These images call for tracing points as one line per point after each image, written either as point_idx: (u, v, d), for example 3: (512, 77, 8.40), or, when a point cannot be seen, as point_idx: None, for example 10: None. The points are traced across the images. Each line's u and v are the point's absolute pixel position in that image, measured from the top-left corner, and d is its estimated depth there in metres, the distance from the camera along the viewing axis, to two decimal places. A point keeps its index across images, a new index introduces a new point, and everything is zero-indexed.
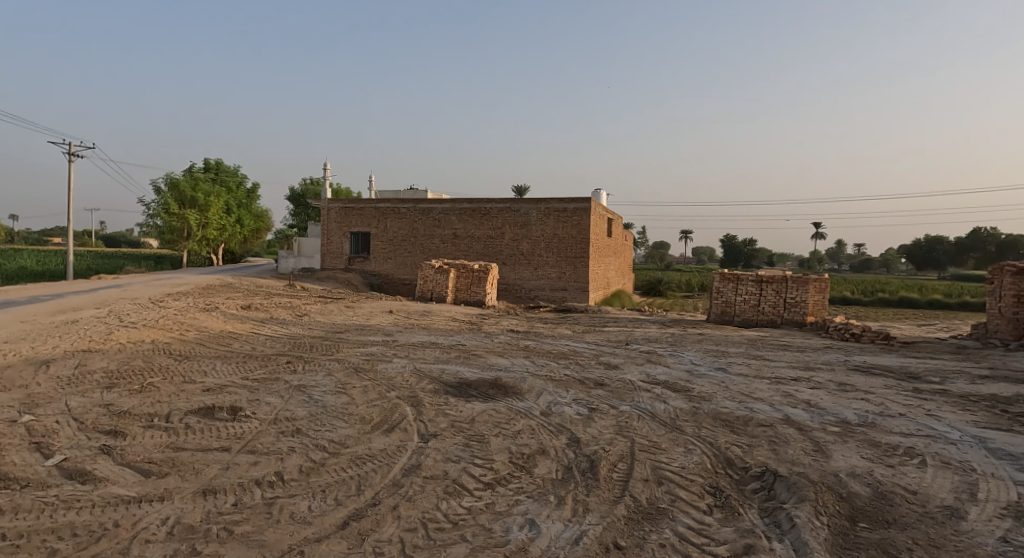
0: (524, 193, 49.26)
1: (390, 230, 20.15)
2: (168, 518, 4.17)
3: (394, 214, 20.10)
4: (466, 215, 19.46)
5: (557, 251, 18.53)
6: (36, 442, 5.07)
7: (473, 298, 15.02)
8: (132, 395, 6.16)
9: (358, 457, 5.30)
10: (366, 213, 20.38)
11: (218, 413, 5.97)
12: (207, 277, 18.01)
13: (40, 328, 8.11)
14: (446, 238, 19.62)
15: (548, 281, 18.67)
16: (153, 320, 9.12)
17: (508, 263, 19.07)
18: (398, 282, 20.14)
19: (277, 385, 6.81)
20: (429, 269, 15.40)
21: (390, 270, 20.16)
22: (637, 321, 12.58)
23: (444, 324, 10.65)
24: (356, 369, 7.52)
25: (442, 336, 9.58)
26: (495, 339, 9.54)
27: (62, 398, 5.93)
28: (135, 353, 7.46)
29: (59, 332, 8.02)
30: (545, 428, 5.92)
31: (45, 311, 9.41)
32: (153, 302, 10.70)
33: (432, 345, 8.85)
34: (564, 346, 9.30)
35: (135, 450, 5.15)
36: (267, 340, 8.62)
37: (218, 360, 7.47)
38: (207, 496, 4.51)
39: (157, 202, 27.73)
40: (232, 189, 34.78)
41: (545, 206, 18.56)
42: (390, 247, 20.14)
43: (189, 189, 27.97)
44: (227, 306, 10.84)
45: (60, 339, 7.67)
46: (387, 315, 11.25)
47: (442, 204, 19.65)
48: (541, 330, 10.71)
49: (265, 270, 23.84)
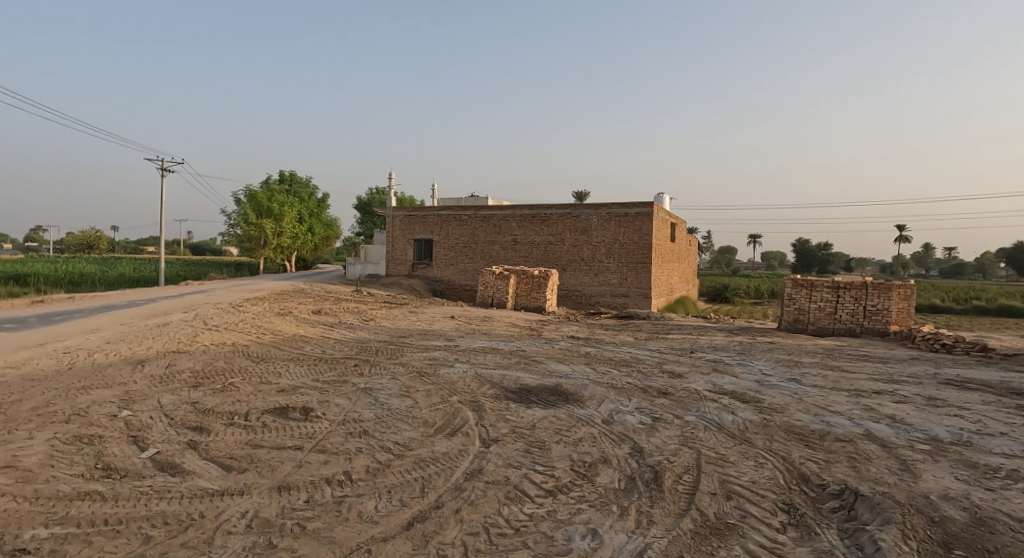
0: (586, 198, 48.92)
1: (453, 236, 20.53)
2: (247, 512, 4.48)
3: (456, 221, 20.48)
4: (526, 221, 19.55)
5: (618, 257, 18.28)
6: (133, 435, 5.51)
7: (533, 304, 15.05)
8: (216, 394, 6.56)
9: (422, 459, 5.43)
10: (429, 220, 20.87)
11: (291, 413, 6.27)
12: (280, 283, 19.01)
13: (137, 330, 8.82)
14: (507, 244, 19.78)
15: (609, 287, 18.45)
16: (232, 324, 9.69)
17: (569, 269, 18.98)
18: (459, 288, 20.46)
19: (345, 388, 7.06)
20: (489, 276, 15.52)
21: (452, 276, 20.55)
22: (703, 329, 12.20)
23: (505, 330, 10.71)
24: (419, 373, 7.68)
25: (503, 342, 9.64)
26: (556, 346, 9.49)
27: (156, 395, 6.39)
28: (218, 354, 7.96)
29: (152, 334, 8.68)
30: (607, 437, 5.83)
31: (140, 315, 10.21)
32: (233, 307, 11.38)
33: (493, 351, 8.93)
34: (626, 353, 9.14)
35: (217, 446, 5.50)
36: (336, 344, 8.98)
37: (291, 362, 7.85)
38: (282, 492, 4.79)
39: (237, 212, 29.56)
40: (304, 200, 36.38)
41: (605, 211, 18.40)
42: (452, 253, 20.53)
43: (266, 199, 29.62)
44: (299, 311, 11.35)
45: (153, 340, 8.30)
46: (450, 321, 11.47)
47: (503, 210, 19.83)
48: (603, 337, 10.57)
49: (332, 276, 24.95)
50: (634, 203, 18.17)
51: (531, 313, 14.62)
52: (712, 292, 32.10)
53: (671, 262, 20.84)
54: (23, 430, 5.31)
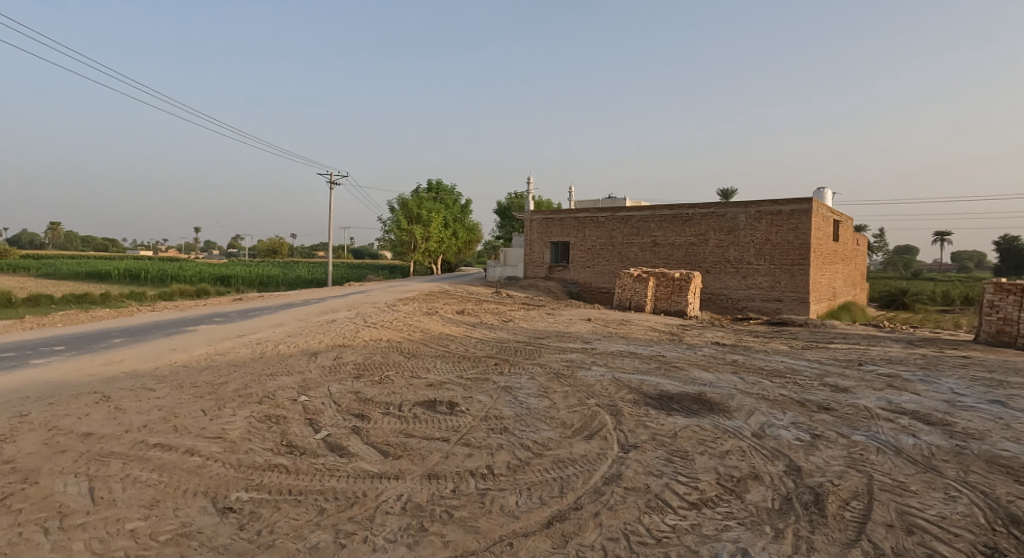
0: (732, 197, 45.80)
1: (590, 239, 20.60)
2: (402, 495, 4.88)
3: (593, 223, 20.52)
4: (666, 221, 18.95)
5: (770, 258, 16.99)
6: (310, 418, 6.28)
7: (673, 307, 14.52)
8: (375, 386, 7.23)
9: (561, 460, 5.50)
10: (567, 223, 21.19)
11: (439, 406, 6.71)
12: (428, 285, 20.51)
13: (311, 325, 10.05)
14: (645, 246, 19.34)
15: (758, 290, 17.21)
16: (387, 321, 10.64)
17: (712, 271, 18.04)
18: (595, 290, 20.44)
19: (487, 385, 7.39)
20: (627, 278, 15.32)
21: (588, 278, 20.61)
22: (875, 338, 10.84)
23: (644, 334, 10.45)
24: (557, 375, 7.78)
25: (642, 346, 9.42)
26: (699, 352, 9.04)
27: (327, 384, 7.21)
28: (375, 348, 8.78)
29: (323, 328, 9.83)
30: (758, 451, 5.43)
31: (313, 311, 11.65)
32: (388, 306, 12.48)
33: (631, 355, 8.76)
34: (780, 363, 8.42)
35: (377, 432, 6.07)
36: (477, 343, 9.43)
37: (437, 359, 8.40)
38: (432, 480, 5.14)
39: (392, 219, 32.56)
40: (448, 206, 38.82)
41: (755, 209, 17.20)
42: (589, 255, 20.59)
43: (416, 207, 32.20)
44: (444, 311, 12.11)
45: (323, 334, 9.39)
46: (587, 323, 11.47)
47: (641, 211, 19.45)
48: (753, 344, 9.86)
49: (473, 279, 26.31)
50: (789, 200, 16.75)
51: (669, 317, 14.11)
52: (886, 298, 28.29)
53: (833, 264, 18.88)
54: (229, 407, 6.32)
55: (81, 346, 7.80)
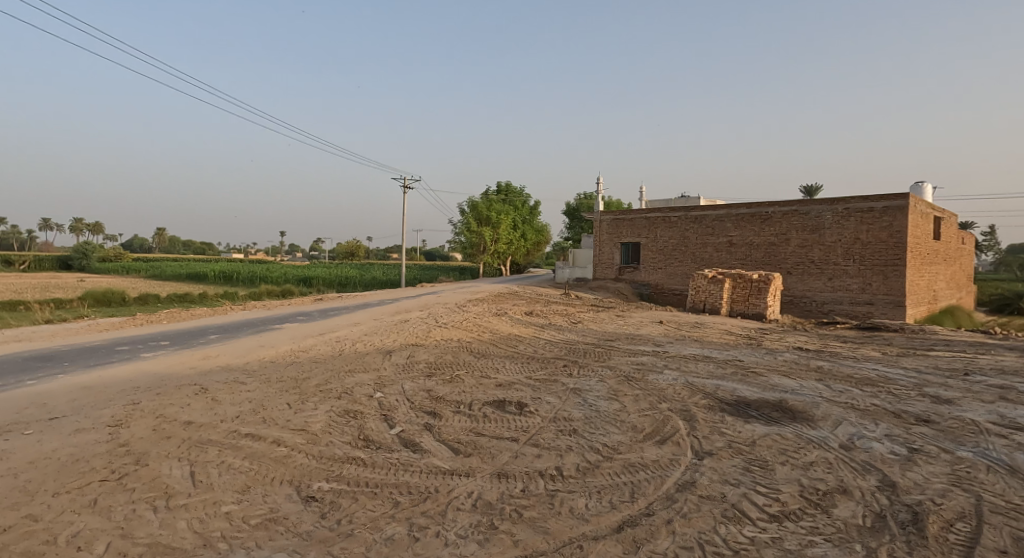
0: (817, 194, 43.07)
1: (661, 239, 20.15)
2: (473, 492, 4.97)
3: (665, 223, 20.07)
4: (743, 220, 18.19)
5: (860, 258, 15.92)
6: (384, 414, 6.52)
7: (751, 310, 13.91)
8: (446, 384, 7.41)
9: (631, 464, 5.40)
10: (638, 223, 20.85)
11: (509, 406, 6.78)
12: (497, 286, 20.79)
13: (385, 324, 10.46)
14: (721, 246, 18.66)
15: (847, 293, 16.16)
16: (456, 322, 10.89)
17: (794, 273, 17.14)
18: (667, 292, 19.96)
19: (556, 387, 7.38)
20: (701, 279, 14.84)
21: (660, 280, 20.16)
22: (986, 346, 9.87)
23: (719, 338, 10.07)
24: (627, 378, 7.65)
25: (717, 350, 9.08)
26: (779, 358, 8.59)
27: (401, 381, 7.47)
28: (445, 348, 9.00)
29: (396, 328, 10.19)
30: (846, 464, 5.09)
31: (388, 311, 12.11)
32: (458, 307, 12.76)
33: (705, 359, 8.46)
34: (871, 371, 7.85)
35: (448, 430, 6.22)
36: (546, 344, 9.44)
37: (506, 359, 8.49)
38: (502, 479, 5.19)
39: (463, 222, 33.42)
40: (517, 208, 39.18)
41: (842, 206, 16.19)
42: (661, 256, 20.14)
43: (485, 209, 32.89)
44: (513, 313, 12.22)
45: (397, 333, 9.74)
46: (658, 326, 11.20)
47: (716, 210, 18.80)
48: (841, 350, 9.25)
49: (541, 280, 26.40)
50: (882, 196, 15.64)
51: (747, 320, 13.52)
52: (999, 302, 25.65)
53: (934, 264, 17.39)
54: (312, 401, 6.69)
55: (182, 341, 8.53)
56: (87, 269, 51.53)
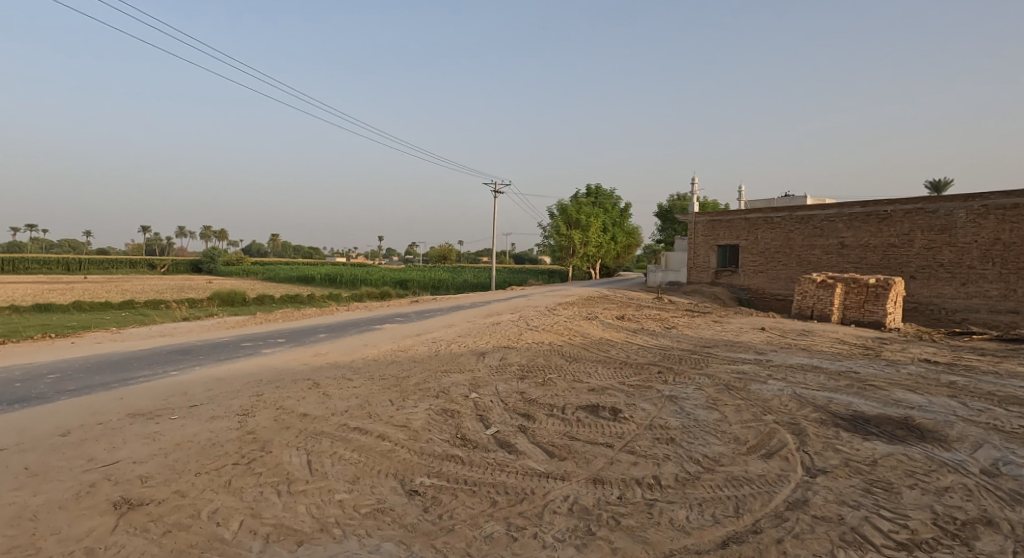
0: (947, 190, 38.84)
1: (762, 241, 19.11)
2: (569, 496, 4.97)
3: (767, 224, 19.02)
4: (857, 220, 16.84)
5: (1000, 261, 14.16)
6: (480, 414, 6.70)
7: (867, 318, 12.80)
8: (539, 387, 7.47)
9: (734, 477, 5.15)
10: (736, 224, 19.92)
11: (602, 411, 6.72)
12: (587, 290, 20.71)
13: (478, 326, 10.74)
14: (830, 248, 17.38)
15: (984, 300, 14.43)
16: (547, 325, 10.95)
17: (919, 277, 15.59)
18: (769, 297, 18.87)
19: (651, 393, 7.22)
20: (809, 284, 13.91)
21: (761, 284, 19.12)
22: None
23: (831, 347, 9.35)
24: (727, 387, 7.31)
25: (828, 360, 8.43)
26: (902, 370, 7.83)
27: (494, 383, 7.63)
28: (537, 351, 9.09)
29: (488, 330, 10.43)
30: (990, 492, 4.54)
31: (480, 314, 12.43)
32: (548, 310, 12.84)
33: (814, 370, 7.89)
34: (1018, 389, 6.93)
35: (542, 432, 6.28)
36: (639, 349, 9.25)
37: (598, 364, 8.41)
38: (598, 485, 5.16)
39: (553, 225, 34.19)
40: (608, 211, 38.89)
41: (978, 203, 14.52)
42: (762, 259, 19.10)
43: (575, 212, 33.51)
44: (604, 317, 12.09)
45: (489, 335, 9.97)
46: (761, 333, 10.60)
47: (825, 210, 17.55)
48: (979, 364, 8.26)
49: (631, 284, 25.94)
50: None
51: (862, 328, 12.44)
52: None
53: None
54: (412, 399, 7.01)
55: (296, 339, 9.27)
56: (214, 272, 58.00)
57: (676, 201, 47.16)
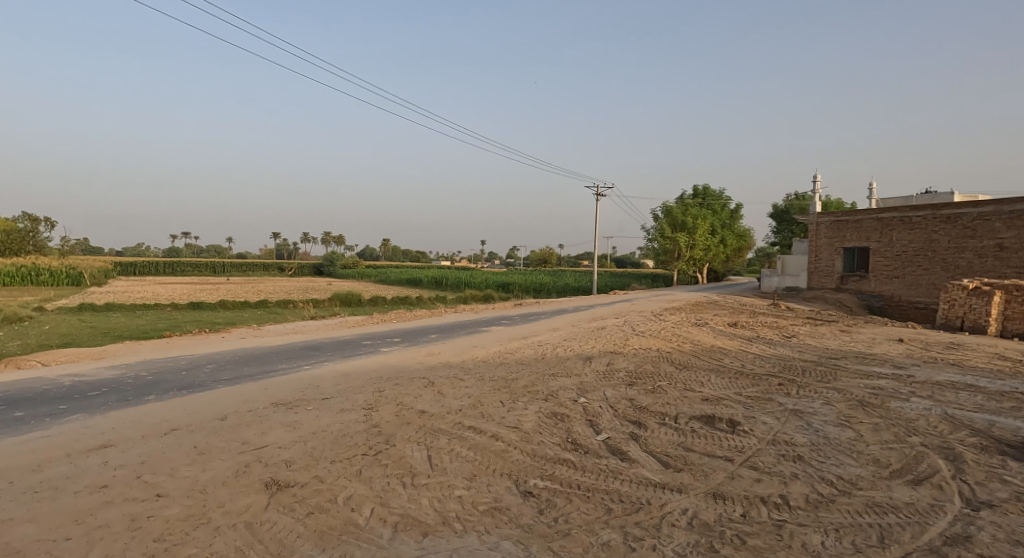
0: None
1: (898, 243, 17.36)
2: (687, 510, 4.80)
3: (904, 224, 17.25)
4: (1020, 219, 14.78)
5: None
6: (590, 419, 6.67)
7: None
8: (649, 395, 7.31)
9: (876, 504, 4.70)
10: (865, 225, 18.27)
11: (719, 423, 6.44)
12: (693, 295, 19.97)
13: (583, 330, 10.71)
14: (985, 251, 15.42)
15: None
16: (653, 331, 10.68)
17: None
18: (907, 305, 17.10)
19: (772, 406, 6.80)
20: (957, 291, 12.55)
21: (897, 291, 17.38)
22: None
23: (988, 363, 8.25)
24: (861, 403, 6.70)
25: (985, 378, 7.45)
26: None
27: (603, 388, 7.57)
28: (645, 357, 8.89)
29: (594, 334, 10.36)
30: None
31: (584, 318, 12.40)
32: (654, 315, 12.53)
33: (968, 388, 7.01)
34: None
35: (655, 441, 6.13)
36: (756, 359, 8.74)
37: (711, 373, 8.05)
38: (718, 500, 4.93)
39: (658, 228, 33.98)
40: (717, 212, 37.37)
41: None
42: (897, 263, 17.36)
43: (680, 214, 33.11)
44: (715, 323, 11.56)
45: (595, 340, 9.90)
46: (899, 345, 9.58)
47: (977, 208, 15.58)
48: None
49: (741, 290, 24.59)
50: None
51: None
52: None
53: None
54: (522, 401, 7.14)
55: (411, 339, 9.78)
56: (332, 274, 63.19)
57: (794, 200, 44.10)
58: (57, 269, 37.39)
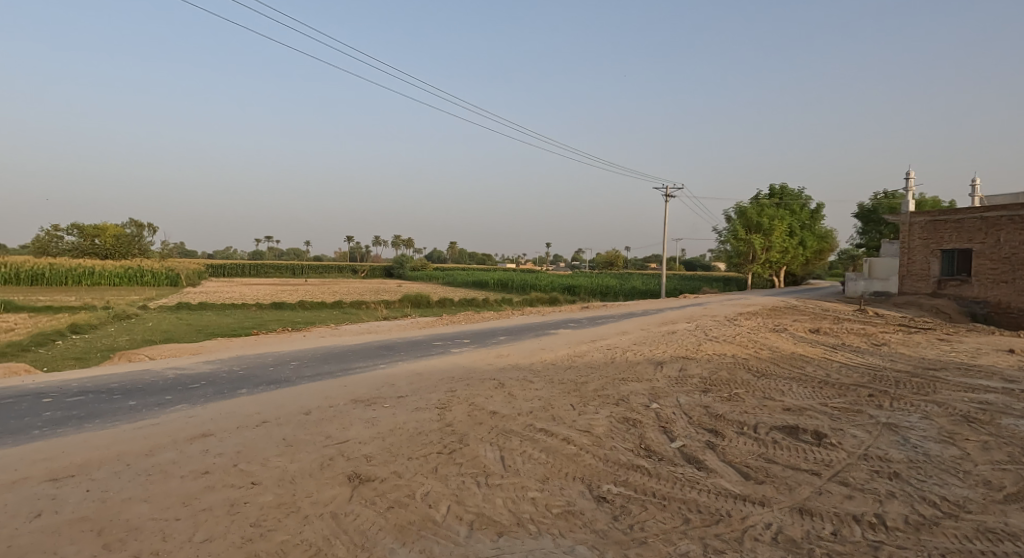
0: None
1: (1007, 245, 15.89)
2: (771, 525, 4.57)
3: (1014, 224, 15.76)
4: None
5: None
6: (663, 426, 6.53)
7: None
8: (725, 402, 7.05)
9: (989, 529, 4.30)
10: (967, 225, 16.85)
11: (803, 435, 6.13)
12: (770, 299, 19.11)
13: (653, 335, 10.49)
14: None
15: None
16: (727, 336, 10.32)
17: None
18: (1017, 312, 15.61)
19: (862, 419, 6.38)
20: None
21: (1006, 297, 15.90)
22: None
23: None
24: (966, 419, 6.16)
25: None
26: None
27: (676, 394, 7.39)
28: (720, 363, 8.58)
29: (664, 339, 10.12)
30: None
31: (654, 322, 12.15)
32: (728, 320, 12.09)
33: None
34: None
35: (733, 451, 5.90)
36: (842, 368, 8.24)
37: (793, 382, 7.66)
38: (805, 516, 4.67)
39: (730, 229, 33.00)
40: (795, 212, 35.57)
41: None
42: (1006, 266, 15.89)
43: (755, 215, 31.96)
44: (795, 330, 11.00)
45: (666, 345, 9.67)
46: (1009, 356, 8.73)
47: None
48: None
49: (822, 295, 23.21)
50: None
51: None
52: None
53: None
54: (593, 405, 7.08)
55: (480, 340, 9.95)
56: (400, 276, 65.46)
57: (882, 199, 41.16)
58: (157, 270, 40.84)
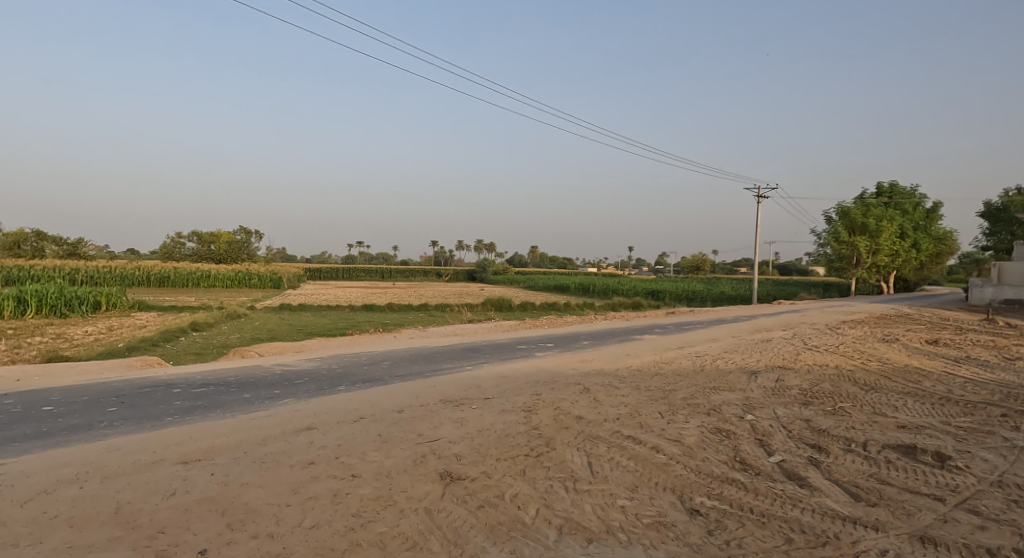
0: None
1: None
2: (887, 551, 4.17)
3: None
4: None
5: None
6: (759, 439, 6.20)
7: None
8: (829, 417, 6.59)
9: None
10: None
11: (921, 455, 5.60)
12: (877, 307, 17.60)
13: (745, 343, 10.00)
14: None
15: None
16: (828, 346, 9.62)
17: None
18: None
19: (994, 442, 5.72)
20: None
21: None
22: None
23: None
24: None
25: None
26: None
27: (772, 406, 7.00)
28: (822, 375, 8.02)
29: (758, 348, 9.61)
30: None
31: (746, 329, 11.57)
32: (830, 329, 11.28)
33: None
34: None
35: (840, 469, 5.50)
36: (967, 383, 7.43)
37: (908, 397, 7.01)
38: (928, 544, 4.22)
39: (831, 231, 30.85)
40: (906, 212, 32.60)
41: None
42: None
43: (860, 215, 29.65)
44: (909, 341, 10.04)
45: (761, 354, 9.18)
46: None
47: None
48: None
49: (940, 302, 21.05)
50: None
51: None
52: None
53: None
54: (683, 414, 6.86)
55: (564, 345, 9.94)
56: (483, 279, 67.05)
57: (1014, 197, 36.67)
58: (262, 274, 44.35)
